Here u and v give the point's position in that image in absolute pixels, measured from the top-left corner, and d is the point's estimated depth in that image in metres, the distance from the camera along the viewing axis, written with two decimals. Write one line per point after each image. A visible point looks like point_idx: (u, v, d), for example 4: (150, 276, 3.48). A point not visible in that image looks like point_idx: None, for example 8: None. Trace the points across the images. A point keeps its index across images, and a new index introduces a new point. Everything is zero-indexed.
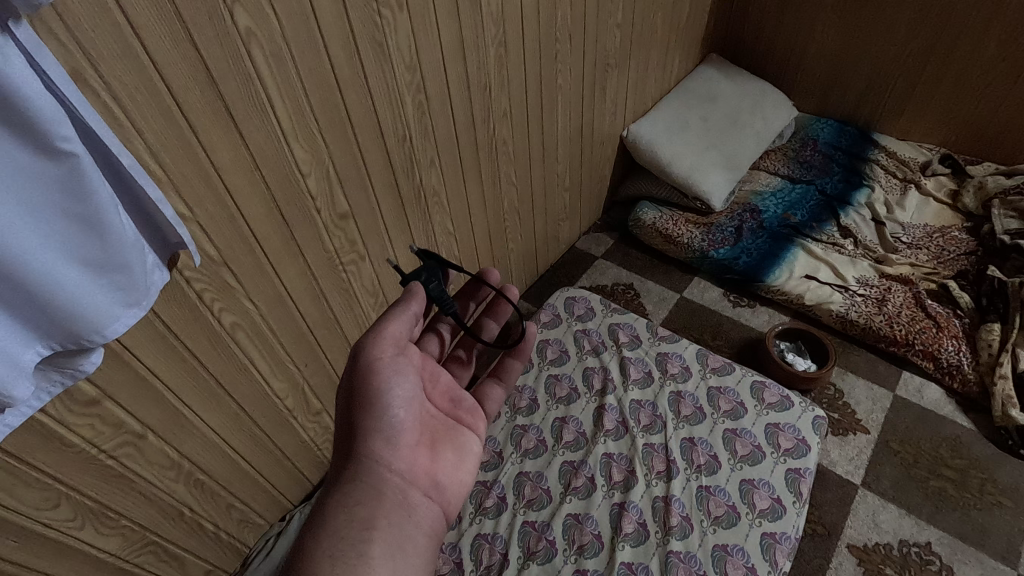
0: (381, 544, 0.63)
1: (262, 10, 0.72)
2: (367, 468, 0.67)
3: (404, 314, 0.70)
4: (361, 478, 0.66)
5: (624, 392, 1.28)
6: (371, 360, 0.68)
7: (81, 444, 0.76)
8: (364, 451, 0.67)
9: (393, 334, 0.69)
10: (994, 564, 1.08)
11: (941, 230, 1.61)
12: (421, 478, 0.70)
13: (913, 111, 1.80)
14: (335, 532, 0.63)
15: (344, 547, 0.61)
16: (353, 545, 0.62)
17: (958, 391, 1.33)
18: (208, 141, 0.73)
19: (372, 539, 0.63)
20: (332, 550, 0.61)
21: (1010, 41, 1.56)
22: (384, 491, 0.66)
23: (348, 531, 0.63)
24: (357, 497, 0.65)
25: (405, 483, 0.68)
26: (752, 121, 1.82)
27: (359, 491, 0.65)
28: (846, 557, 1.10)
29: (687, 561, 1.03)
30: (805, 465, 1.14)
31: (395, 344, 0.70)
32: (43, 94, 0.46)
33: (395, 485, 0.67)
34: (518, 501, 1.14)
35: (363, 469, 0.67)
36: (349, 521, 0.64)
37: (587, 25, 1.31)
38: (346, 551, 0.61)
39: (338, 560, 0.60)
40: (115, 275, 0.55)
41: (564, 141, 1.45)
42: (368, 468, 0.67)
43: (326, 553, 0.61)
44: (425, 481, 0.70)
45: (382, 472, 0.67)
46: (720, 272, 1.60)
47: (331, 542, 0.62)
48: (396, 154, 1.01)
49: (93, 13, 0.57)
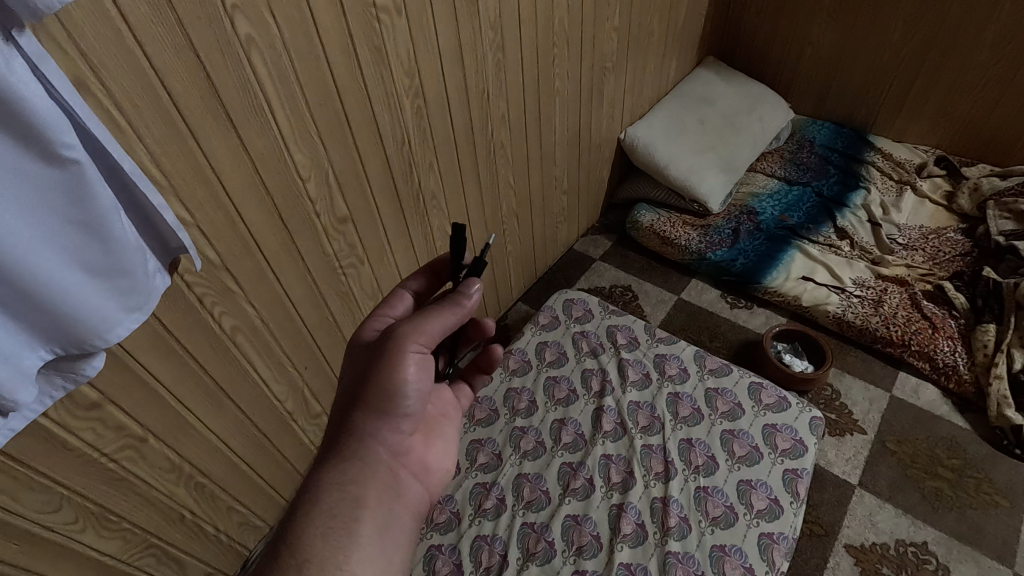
0: (370, 523, 0.61)
1: (263, 17, 0.73)
2: (364, 449, 0.65)
3: (449, 316, 0.66)
4: (357, 460, 0.64)
5: (622, 393, 1.29)
6: (403, 352, 0.65)
7: (83, 447, 0.76)
8: (365, 434, 0.66)
9: (432, 332, 0.66)
10: (990, 563, 1.09)
11: (936, 231, 1.63)
12: (409, 459, 0.70)
13: (908, 113, 1.82)
14: (328, 509, 0.60)
15: (336, 525, 0.60)
16: (344, 523, 0.60)
17: (954, 391, 1.34)
18: (209, 147, 0.74)
19: (363, 517, 0.61)
20: (324, 527, 0.59)
21: (1004, 43, 1.58)
22: (375, 470, 0.65)
23: (341, 509, 0.61)
24: (352, 475, 0.63)
25: (394, 464, 0.67)
26: (750, 123, 1.83)
27: (354, 470, 0.64)
28: (843, 557, 1.11)
29: (686, 561, 1.04)
30: (802, 466, 1.15)
31: (428, 342, 0.66)
32: (47, 103, 0.46)
33: (385, 466, 0.66)
34: (517, 503, 1.14)
35: (358, 448, 0.65)
36: (343, 499, 0.61)
37: (584, 29, 1.32)
38: (337, 530, 0.59)
39: (330, 539, 0.59)
40: (118, 280, 0.56)
41: (562, 144, 1.46)
42: (363, 447, 0.65)
43: (318, 532, 0.59)
44: (411, 463, 0.70)
45: (377, 453, 0.66)
46: (718, 274, 1.61)
47: (324, 520, 0.59)
48: (395, 158, 1.02)
49: (96, 22, 0.58)
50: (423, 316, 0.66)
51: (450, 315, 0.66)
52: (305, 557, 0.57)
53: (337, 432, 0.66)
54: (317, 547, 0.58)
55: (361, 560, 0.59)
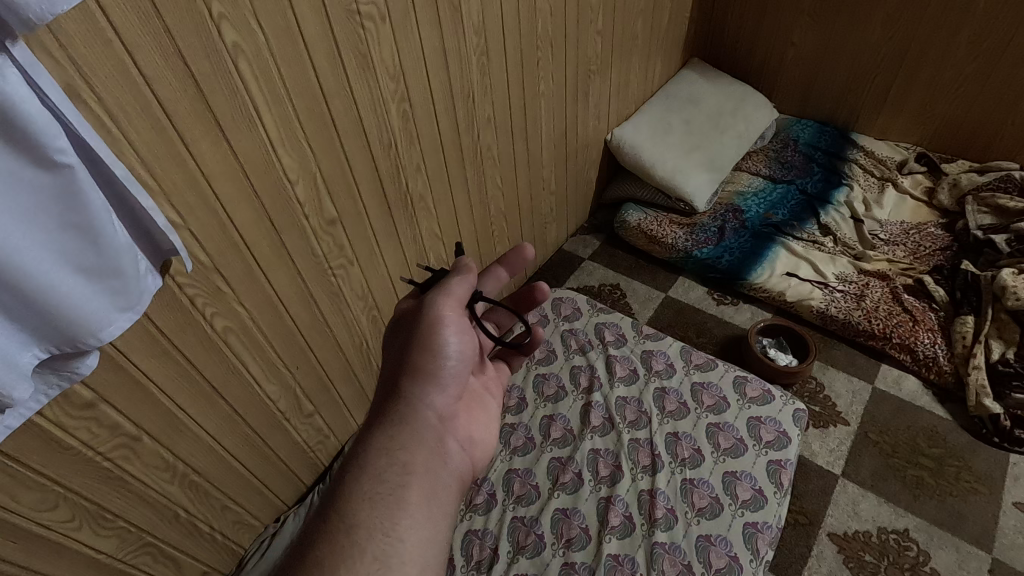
0: (417, 490, 0.61)
1: (249, 25, 0.75)
2: (413, 413, 0.66)
3: (468, 281, 0.72)
4: (407, 425, 0.65)
5: (610, 389, 1.31)
6: (440, 316, 0.69)
7: (77, 446, 0.78)
8: (413, 399, 0.67)
9: (459, 296, 0.71)
10: (970, 549, 1.11)
11: (918, 227, 1.66)
12: (455, 426, 0.70)
13: (889, 111, 1.85)
14: (376, 474, 0.61)
15: (385, 491, 0.60)
16: (393, 490, 0.60)
17: (935, 382, 1.36)
18: (198, 151, 0.76)
19: (411, 483, 0.61)
20: (372, 492, 0.59)
21: (980, 42, 1.61)
22: (424, 435, 0.65)
23: (390, 474, 0.61)
24: (401, 439, 0.64)
25: (442, 431, 0.67)
26: (734, 123, 1.86)
27: (403, 434, 0.64)
28: (827, 545, 1.13)
29: (673, 552, 1.06)
30: (785, 457, 1.17)
31: (460, 307, 0.71)
32: (40, 109, 0.49)
33: (434, 430, 0.67)
34: (507, 497, 1.17)
35: (408, 413, 0.66)
36: (390, 464, 0.62)
37: (567, 33, 1.34)
38: (385, 497, 0.59)
39: (377, 505, 0.59)
40: (110, 280, 0.58)
41: (548, 145, 1.48)
42: (414, 412, 0.66)
43: (368, 497, 0.59)
44: (457, 432, 0.70)
45: (426, 417, 0.67)
46: (704, 271, 1.64)
47: (372, 485, 0.60)
48: (382, 161, 1.05)
49: (86, 31, 0.60)
50: (447, 282, 0.72)
51: (469, 278, 0.72)
52: (354, 521, 0.57)
53: (384, 399, 0.68)
54: (365, 512, 0.58)
55: (409, 526, 0.58)
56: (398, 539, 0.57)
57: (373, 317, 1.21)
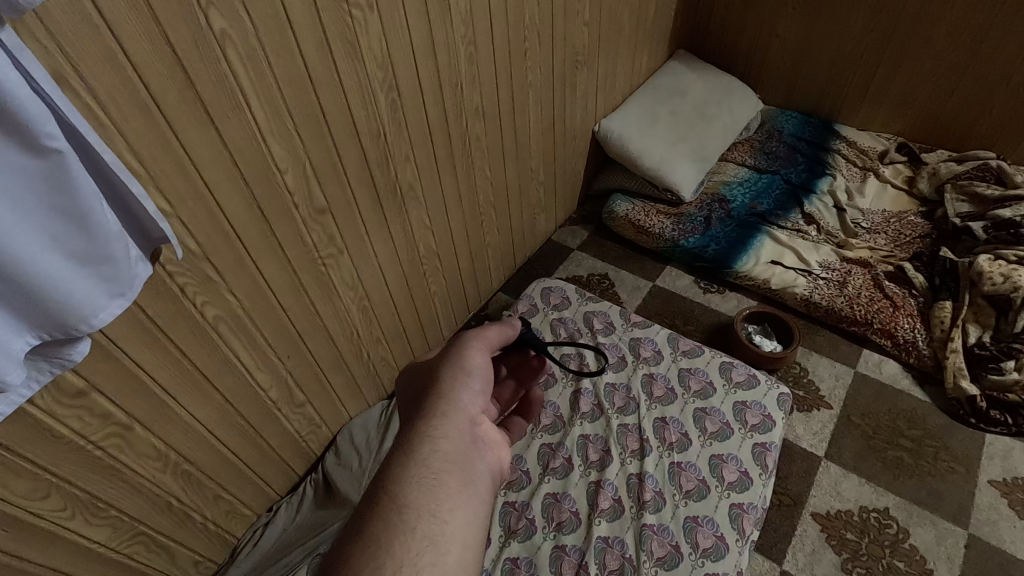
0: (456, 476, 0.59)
1: (236, 11, 0.75)
2: (452, 416, 0.64)
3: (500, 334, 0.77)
4: (444, 421, 0.63)
5: (599, 375, 1.33)
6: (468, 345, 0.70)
7: (69, 435, 0.78)
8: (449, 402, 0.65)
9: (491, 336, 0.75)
10: (947, 525, 1.15)
11: (898, 215, 1.70)
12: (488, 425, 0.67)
13: (870, 102, 1.88)
14: (419, 460, 0.59)
15: (429, 475, 0.57)
16: (435, 475, 0.58)
17: (914, 365, 1.40)
18: (187, 140, 0.76)
19: (452, 471, 0.59)
20: (417, 476, 0.57)
21: (958, 34, 1.64)
22: (463, 430, 0.63)
23: (431, 460, 0.59)
24: (440, 429, 0.62)
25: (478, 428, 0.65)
26: (720, 113, 1.88)
27: (442, 425, 0.62)
28: (810, 525, 1.16)
29: (661, 533, 1.09)
30: (770, 439, 1.20)
31: (489, 347, 0.74)
32: (28, 93, 0.49)
33: (470, 428, 0.64)
34: (498, 483, 1.18)
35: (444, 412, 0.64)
36: (431, 452, 0.60)
37: (555, 23, 1.35)
38: (430, 480, 0.57)
39: (423, 487, 0.56)
40: (102, 267, 0.58)
41: (536, 136, 1.49)
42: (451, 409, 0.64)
43: (413, 480, 0.57)
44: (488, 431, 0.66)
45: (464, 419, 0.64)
46: (691, 260, 1.67)
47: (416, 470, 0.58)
48: (371, 151, 1.05)
49: (74, 17, 0.60)
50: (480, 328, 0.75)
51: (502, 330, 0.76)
52: (402, 501, 0.55)
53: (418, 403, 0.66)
54: (412, 494, 0.55)
55: (452, 508, 0.56)
56: (444, 519, 0.55)
57: (364, 306, 1.21)
